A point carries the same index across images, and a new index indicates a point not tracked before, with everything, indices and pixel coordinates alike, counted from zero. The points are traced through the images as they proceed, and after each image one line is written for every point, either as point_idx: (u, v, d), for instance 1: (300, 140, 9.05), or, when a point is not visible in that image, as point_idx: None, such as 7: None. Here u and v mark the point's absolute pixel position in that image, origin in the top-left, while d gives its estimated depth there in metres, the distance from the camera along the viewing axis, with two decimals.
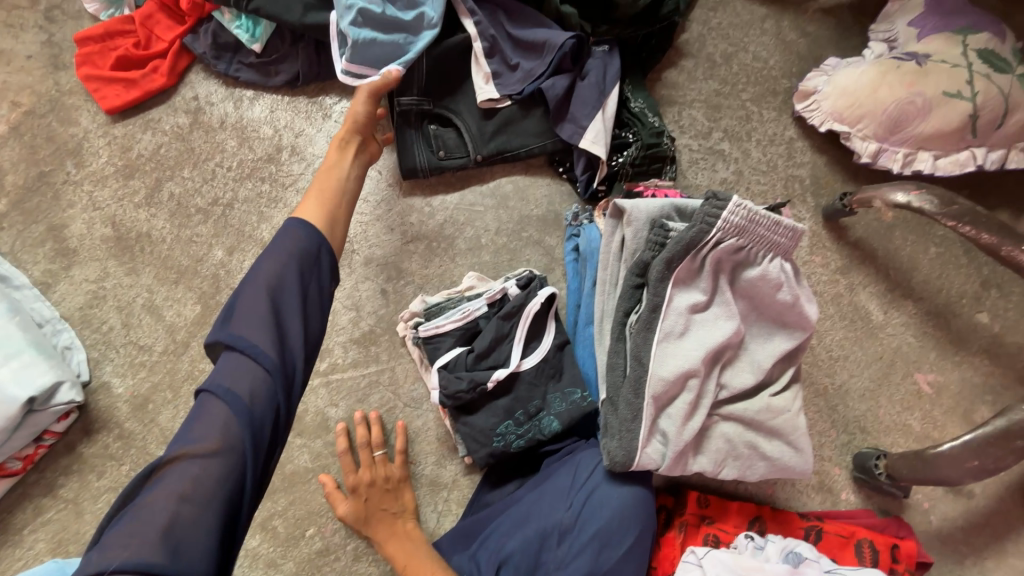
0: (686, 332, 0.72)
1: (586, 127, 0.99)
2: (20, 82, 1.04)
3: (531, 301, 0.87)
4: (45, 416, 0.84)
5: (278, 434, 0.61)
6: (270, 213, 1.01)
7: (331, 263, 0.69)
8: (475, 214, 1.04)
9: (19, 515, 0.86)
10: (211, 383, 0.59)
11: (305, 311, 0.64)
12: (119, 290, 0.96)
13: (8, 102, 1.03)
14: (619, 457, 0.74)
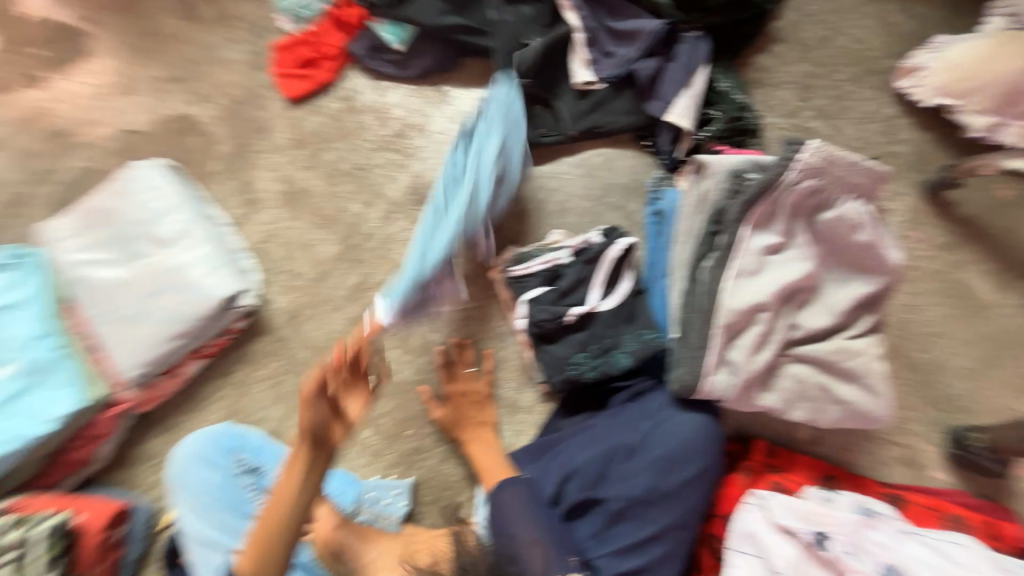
0: (758, 271, 0.78)
1: (672, 103, 1.09)
2: (229, 78, 1.39)
3: (610, 249, 0.98)
4: (231, 315, 1.10)
5: None
6: (398, 176, 1.24)
7: None
8: (565, 180, 1.18)
9: (204, 390, 1.12)
10: None
11: None
12: (284, 230, 1.24)
13: (222, 93, 1.39)
14: (687, 383, 0.80)
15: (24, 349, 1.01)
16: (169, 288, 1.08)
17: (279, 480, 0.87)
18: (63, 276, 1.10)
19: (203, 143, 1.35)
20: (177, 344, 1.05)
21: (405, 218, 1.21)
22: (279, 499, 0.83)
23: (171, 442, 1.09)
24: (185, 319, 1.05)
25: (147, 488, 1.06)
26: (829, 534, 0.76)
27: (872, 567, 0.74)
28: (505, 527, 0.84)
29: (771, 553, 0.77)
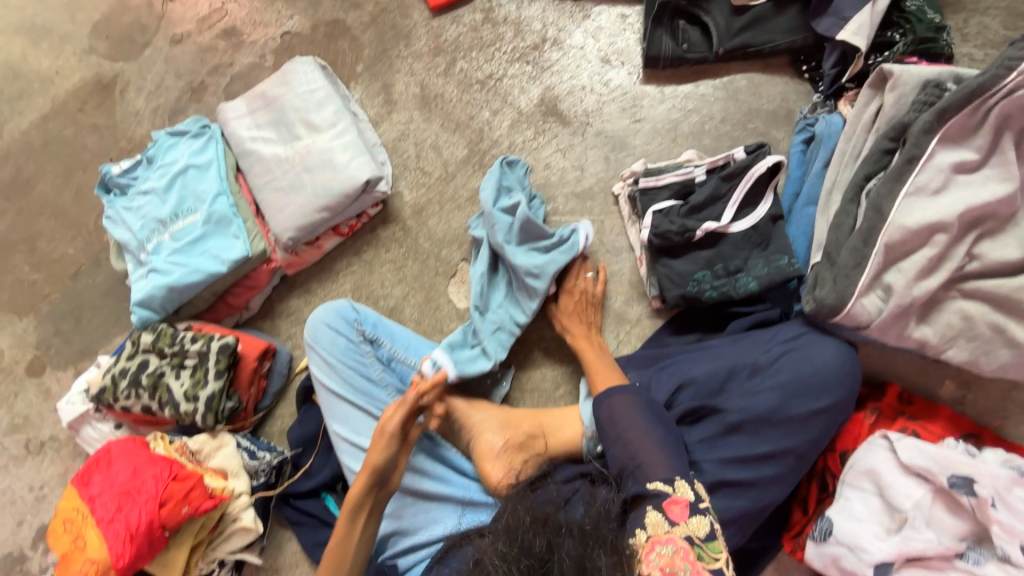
0: (942, 189, 0.71)
1: (849, 18, 0.98)
2: None
3: (756, 165, 0.93)
4: (369, 199, 1.21)
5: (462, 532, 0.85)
6: (530, 87, 1.25)
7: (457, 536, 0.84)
8: (704, 102, 1.12)
9: (336, 264, 1.25)
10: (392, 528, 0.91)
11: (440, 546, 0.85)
12: (417, 132, 1.31)
13: None
14: (830, 302, 0.75)
15: (209, 202, 1.18)
16: (320, 166, 1.21)
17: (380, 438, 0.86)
18: (236, 149, 1.26)
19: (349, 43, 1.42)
20: (322, 216, 1.18)
21: (531, 128, 1.22)
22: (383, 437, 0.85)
23: (307, 304, 1.25)
24: (331, 195, 1.17)
25: (285, 338, 1.23)
26: (971, 480, 0.70)
27: (1023, 526, 0.67)
28: (612, 427, 0.80)
29: (893, 489, 0.74)
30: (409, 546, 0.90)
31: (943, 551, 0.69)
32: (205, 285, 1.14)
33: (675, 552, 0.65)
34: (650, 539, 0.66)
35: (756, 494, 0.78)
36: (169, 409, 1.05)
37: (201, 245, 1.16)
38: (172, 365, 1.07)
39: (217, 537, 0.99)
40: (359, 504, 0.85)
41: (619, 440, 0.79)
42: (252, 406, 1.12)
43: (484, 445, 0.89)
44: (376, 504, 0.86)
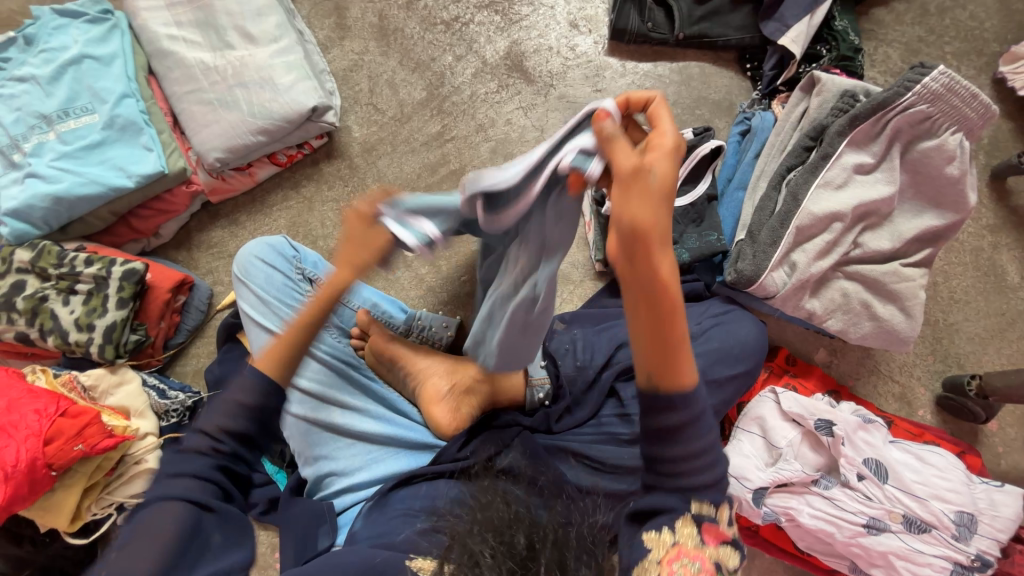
0: (844, 185, 0.84)
1: (790, 26, 1.08)
2: None
3: (702, 146, 1.01)
4: (315, 128, 1.11)
5: (414, 475, 0.83)
6: (496, 38, 1.20)
7: (410, 481, 0.83)
8: (660, 83, 1.18)
9: (271, 196, 1.14)
10: (332, 478, 0.89)
11: (385, 490, 0.83)
12: (372, 64, 1.20)
13: None
14: (746, 273, 0.87)
15: (111, 103, 1.00)
16: (255, 85, 1.07)
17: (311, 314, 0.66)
18: (149, 47, 1.07)
19: None
20: (259, 140, 1.06)
21: (494, 81, 1.19)
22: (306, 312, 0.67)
23: (234, 237, 1.13)
24: (269, 117, 1.05)
25: (204, 272, 1.11)
26: (831, 423, 0.87)
27: (859, 459, 0.85)
28: (684, 441, 0.57)
29: (773, 432, 0.89)
30: (346, 486, 0.88)
31: (805, 477, 0.85)
32: (104, 201, 0.98)
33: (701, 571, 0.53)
34: (676, 545, 0.54)
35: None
36: (53, 339, 0.91)
37: (100, 153, 0.99)
38: (59, 290, 0.92)
39: (116, 479, 0.90)
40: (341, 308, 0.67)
41: (684, 450, 0.57)
42: (162, 341, 1.01)
43: (429, 389, 0.90)
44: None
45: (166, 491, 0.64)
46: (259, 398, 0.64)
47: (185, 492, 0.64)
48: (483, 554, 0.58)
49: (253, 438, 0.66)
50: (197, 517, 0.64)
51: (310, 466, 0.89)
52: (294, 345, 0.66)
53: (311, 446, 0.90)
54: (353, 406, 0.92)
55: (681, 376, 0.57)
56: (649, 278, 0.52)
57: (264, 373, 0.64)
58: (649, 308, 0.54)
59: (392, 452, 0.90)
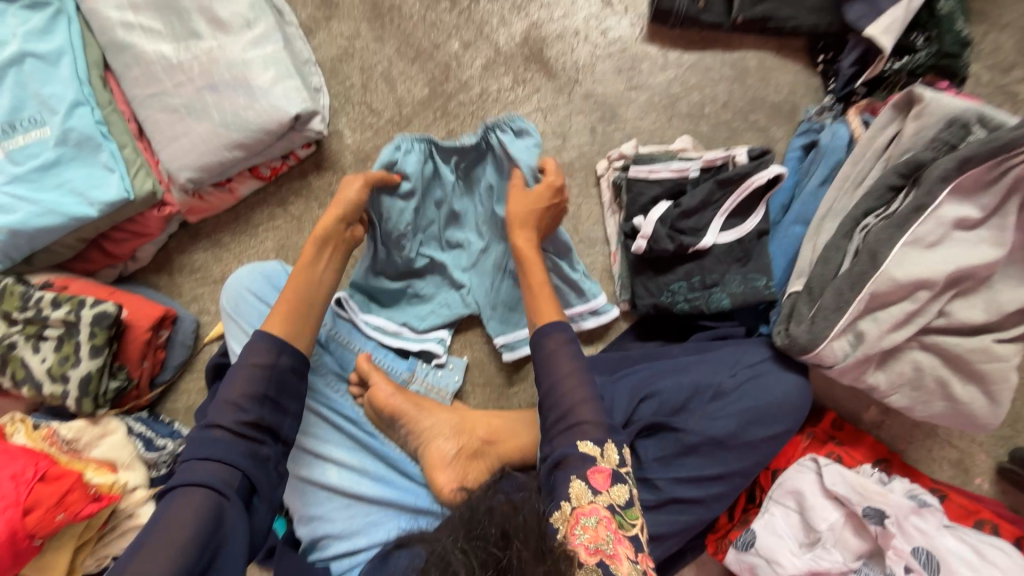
0: (937, 244, 0.68)
1: (884, 12, 0.86)
2: None
3: (758, 173, 0.84)
4: (299, 138, 0.95)
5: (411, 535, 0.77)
6: (511, 19, 0.99)
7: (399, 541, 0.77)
8: (708, 80, 0.98)
9: (256, 214, 1.02)
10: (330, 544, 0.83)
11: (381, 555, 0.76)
12: (364, 53, 1.01)
13: None
14: (800, 340, 0.74)
15: (61, 115, 0.86)
16: (227, 86, 0.90)
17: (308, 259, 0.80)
18: (102, 36, 0.91)
19: None
20: (236, 155, 0.91)
21: (509, 75, 1.00)
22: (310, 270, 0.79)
23: (217, 261, 1.02)
24: (245, 127, 0.90)
25: (188, 299, 1.02)
26: (883, 514, 0.77)
27: (909, 550, 0.76)
28: (548, 370, 0.71)
29: (813, 512, 0.80)
30: (344, 551, 0.82)
31: (845, 568, 0.76)
32: (67, 230, 0.87)
33: (598, 521, 0.61)
34: (575, 509, 0.62)
35: (701, 509, 0.84)
36: (28, 390, 0.83)
37: (55, 174, 0.86)
38: (27, 335, 0.83)
39: (111, 531, 0.84)
40: (338, 239, 0.81)
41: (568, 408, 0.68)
42: (147, 381, 0.93)
43: (434, 452, 0.82)
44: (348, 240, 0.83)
45: (189, 478, 0.63)
46: (272, 354, 0.71)
47: (211, 476, 0.63)
48: (454, 551, 0.53)
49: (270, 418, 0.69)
50: (218, 507, 0.61)
51: (304, 526, 0.83)
52: (297, 299, 0.77)
53: (308, 505, 0.84)
54: (350, 462, 0.85)
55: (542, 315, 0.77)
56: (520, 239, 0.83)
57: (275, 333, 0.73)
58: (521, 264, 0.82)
59: (391, 515, 0.83)
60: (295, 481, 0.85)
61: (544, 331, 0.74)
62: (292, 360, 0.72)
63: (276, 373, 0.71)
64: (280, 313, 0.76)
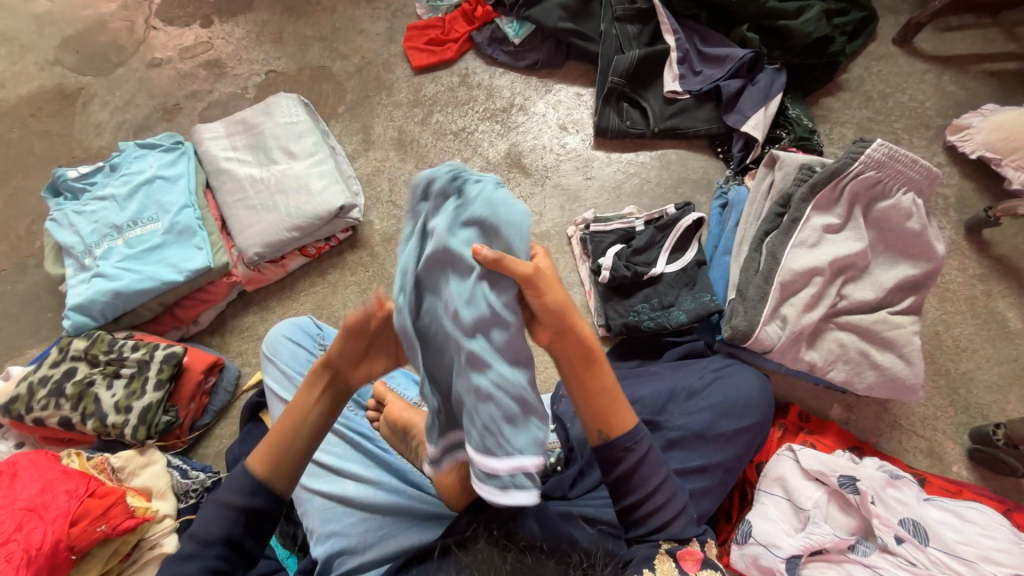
0: (817, 244, 0.92)
1: (749, 116, 1.26)
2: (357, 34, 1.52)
3: (684, 219, 1.12)
4: (341, 223, 1.26)
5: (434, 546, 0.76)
6: (497, 142, 1.40)
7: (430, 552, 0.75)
8: (643, 169, 1.34)
9: (300, 283, 1.27)
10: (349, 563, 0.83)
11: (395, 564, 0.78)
12: (392, 169, 1.40)
13: (344, 43, 1.52)
14: (741, 328, 0.92)
15: (172, 212, 1.18)
16: (293, 190, 1.25)
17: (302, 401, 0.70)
18: (209, 166, 1.28)
19: (332, 87, 1.48)
20: (293, 235, 1.21)
21: (497, 176, 1.37)
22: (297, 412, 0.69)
23: (264, 321, 1.23)
24: (303, 215, 1.21)
25: (234, 355, 1.19)
26: (855, 479, 0.84)
27: (893, 518, 0.81)
28: (642, 489, 0.69)
29: (797, 491, 0.86)
30: (356, 565, 0.82)
31: (839, 542, 0.80)
32: (156, 294, 1.11)
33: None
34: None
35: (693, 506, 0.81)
36: (93, 422, 0.97)
37: (158, 253, 1.14)
38: (104, 375, 1.01)
39: (129, 566, 0.88)
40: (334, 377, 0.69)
41: (642, 495, 0.69)
42: (189, 423, 1.06)
43: (439, 454, 0.82)
44: (344, 377, 0.68)
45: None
46: (244, 498, 0.65)
47: None
48: None
49: (241, 538, 0.65)
50: None
51: (320, 543, 0.85)
52: (278, 444, 0.68)
53: (325, 521, 0.87)
54: (366, 477, 0.90)
55: (617, 420, 0.69)
56: (544, 335, 0.65)
57: (254, 476, 0.67)
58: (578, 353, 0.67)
59: (404, 525, 0.85)
60: (316, 499, 0.90)
61: (618, 445, 0.69)
62: (264, 505, 0.66)
63: (250, 517, 0.66)
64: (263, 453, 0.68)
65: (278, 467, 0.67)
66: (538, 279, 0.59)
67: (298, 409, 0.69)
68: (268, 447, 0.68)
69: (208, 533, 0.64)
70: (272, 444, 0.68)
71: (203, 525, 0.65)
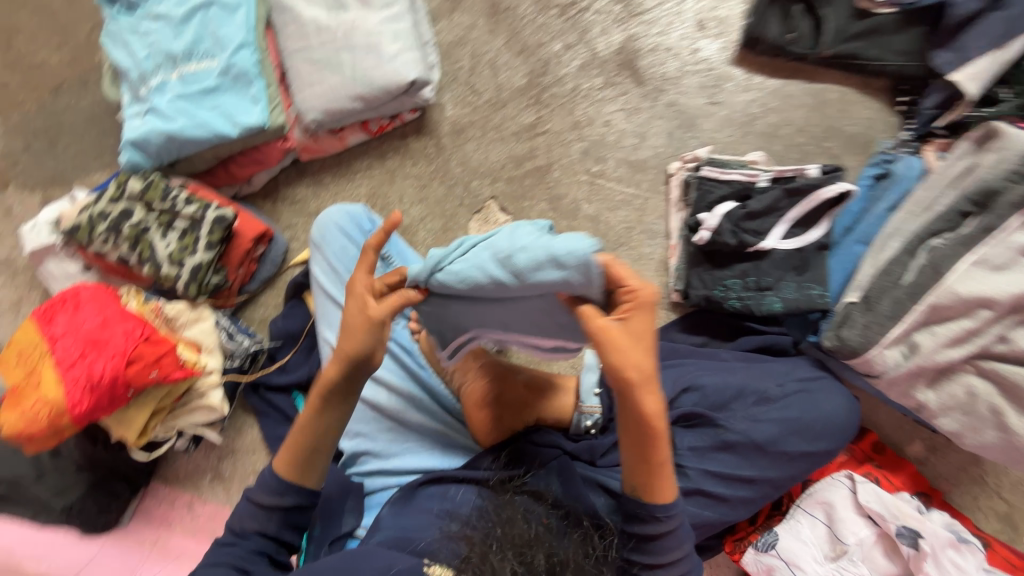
0: (1004, 267, 0.71)
1: (971, 60, 0.89)
2: None
3: (825, 188, 0.88)
4: (410, 102, 1.09)
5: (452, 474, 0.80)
6: (612, 30, 1.11)
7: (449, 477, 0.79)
8: (787, 104, 1.05)
9: (357, 162, 1.15)
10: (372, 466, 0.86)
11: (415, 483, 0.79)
12: (477, 42, 1.15)
13: None
14: (853, 342, 0.78)
15: (228, 51, 1.03)
16: (362, 49, 1.05)
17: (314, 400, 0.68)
18: None
19: None
20: (355, 106, 1.05)
21: (601, 77, 1.11)
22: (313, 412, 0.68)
23: (316, 197, 1.15)
24: (369, 84, 1.04)
25: (283, 226, 1.15)
26: (917, 534, 0.76)
27: None
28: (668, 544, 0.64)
29: (843, 524, 0.79)
30: (378, 468, 0.85)
31: None
32: (209, 145, 1.03)
33: None
34: None
35: (725, 508, 0.76)
36: (149, 268, 0.98)
37: (212, 98, 1.03)
38: (159, 223, 0.99)
39: (181, 407, 0.96)
40: (340, 388, 0.67)
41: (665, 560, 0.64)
42: (237, 287, 1.06)
43: (472, 395, 0.84)
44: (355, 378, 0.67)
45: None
46: (276, 497, 0.67)
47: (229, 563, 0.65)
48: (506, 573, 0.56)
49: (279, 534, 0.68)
50: None
51: (348, 438, 0.88)
52: (298, 447, 0.68)
53: (356, 421, 0.88)
54: (399, 391, 0.88)
55: (661, 489, 0.63)
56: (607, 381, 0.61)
57: (282, 477, 0.68)
58: (634, 423, 0.61)
59: (427, 446, 0.86)
60: None
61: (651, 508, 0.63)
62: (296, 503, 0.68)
63: (283, 512, 0.68)
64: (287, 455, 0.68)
65: (304, 469, 0.68)
66: (604, 342, 0.57)
67: (313, 409, 0.68)
68: (292, 451, 0.67)
69: (252, 523, 0.67)
70: (296, 448, 0.68)
71: (246, 516, 0.68)
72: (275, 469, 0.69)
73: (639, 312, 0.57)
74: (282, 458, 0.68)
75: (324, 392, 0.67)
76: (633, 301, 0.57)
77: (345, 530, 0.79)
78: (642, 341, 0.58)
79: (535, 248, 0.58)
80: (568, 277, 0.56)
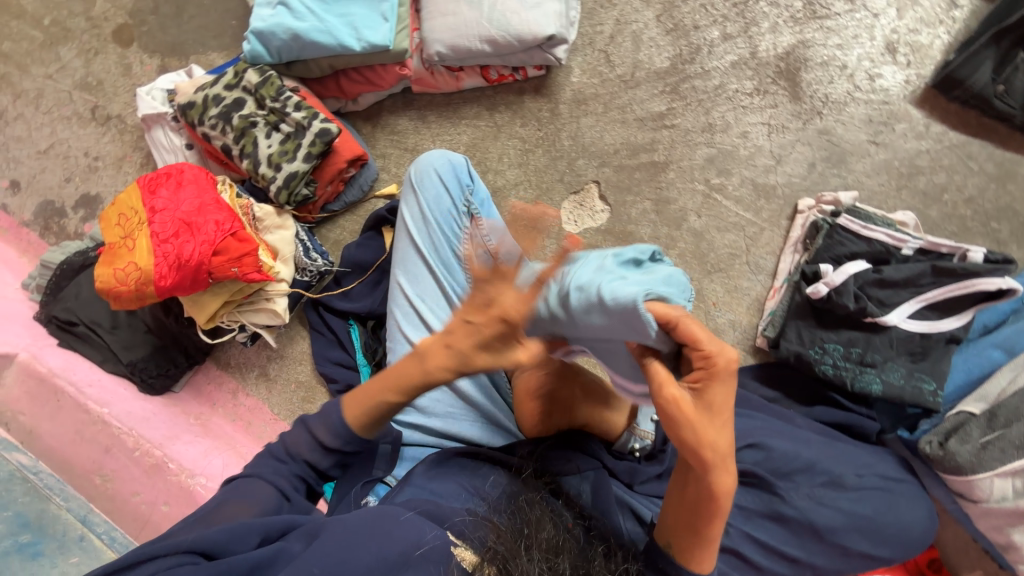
0: None
1: None
2: None
3: (981, 279, 0.77)
4: (540, 57, 1.01)
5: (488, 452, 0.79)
6: (782, 31, 0.98)
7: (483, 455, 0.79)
8: (962, 167, 0.91)
9: (466, 107, 1.09)
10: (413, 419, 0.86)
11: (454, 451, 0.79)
12: (627, 8, 1.04)
13: None
14: (965, 459, 0.72)
15: None
16: None
17: (405, 369, 0.59)
18: None
19: None
20: (483, 48, 0.98)
21: (753, 81, 0.98)
22: (398, 383, 0.60)
23: (416, 133, 1.11)
24: (504, 26, 0.96)
25: (377, 154, 1.12)
26: None
27: None
28: None
29: None
30: (419, 423, 0.85)
31: None
32: (330, 54, 1.00)
33: None
34: None
35: None
36: (247, 163, 0.98)
37: (344, 6, 0.99)
38: (266, 122, 0.99)
39: (247, 304, 0.98)
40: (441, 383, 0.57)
41: None
42: (321, 204, 1.06)
43: (525, 381, 0.82)
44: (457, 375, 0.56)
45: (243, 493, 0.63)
46: (338, 442, 0.65)
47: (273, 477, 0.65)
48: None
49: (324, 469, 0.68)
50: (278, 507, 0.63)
51: None
52: (372, 410, 0.62)
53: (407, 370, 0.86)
54: None
55: (700, 560, 0.60)
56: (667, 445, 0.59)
57: (349, 425, 0.64)
58: (699, 492, 0.58)
59: (472, 418, 0.86)
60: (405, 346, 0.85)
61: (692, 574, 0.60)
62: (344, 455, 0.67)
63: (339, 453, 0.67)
64: (358, 406, 0.64)
65: (371, 427, 0.64)
66: (680, 415, 0.53)
67: (399, 385, 0.60)
68: (363, 408, 0.63)
69: (298, 449, 0.67)
70: (369, 407, 0.62)
71: (292, 438, 0.67)
72: (343, 416, 0.64)
73: (718, 384, 0.53)
74: (352, 410, 0.64)
75: (418, 370, 0.58)
76: (707, 368, 0.52)
77: (375, 477, 0.80)
78: (719, 413, 0.54)
79: (592, 283, 0.57)
80: (614, 322, 0.55)
